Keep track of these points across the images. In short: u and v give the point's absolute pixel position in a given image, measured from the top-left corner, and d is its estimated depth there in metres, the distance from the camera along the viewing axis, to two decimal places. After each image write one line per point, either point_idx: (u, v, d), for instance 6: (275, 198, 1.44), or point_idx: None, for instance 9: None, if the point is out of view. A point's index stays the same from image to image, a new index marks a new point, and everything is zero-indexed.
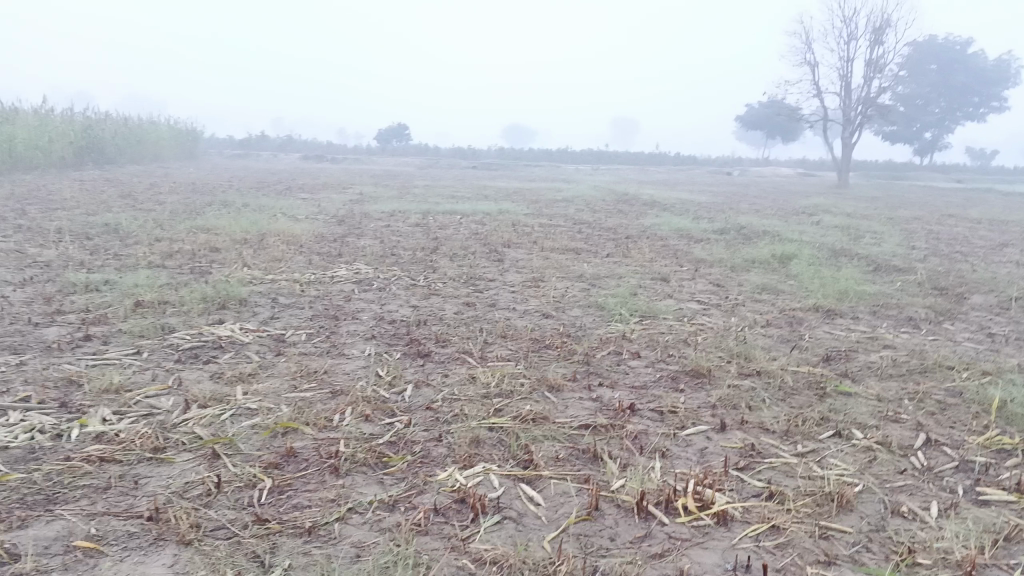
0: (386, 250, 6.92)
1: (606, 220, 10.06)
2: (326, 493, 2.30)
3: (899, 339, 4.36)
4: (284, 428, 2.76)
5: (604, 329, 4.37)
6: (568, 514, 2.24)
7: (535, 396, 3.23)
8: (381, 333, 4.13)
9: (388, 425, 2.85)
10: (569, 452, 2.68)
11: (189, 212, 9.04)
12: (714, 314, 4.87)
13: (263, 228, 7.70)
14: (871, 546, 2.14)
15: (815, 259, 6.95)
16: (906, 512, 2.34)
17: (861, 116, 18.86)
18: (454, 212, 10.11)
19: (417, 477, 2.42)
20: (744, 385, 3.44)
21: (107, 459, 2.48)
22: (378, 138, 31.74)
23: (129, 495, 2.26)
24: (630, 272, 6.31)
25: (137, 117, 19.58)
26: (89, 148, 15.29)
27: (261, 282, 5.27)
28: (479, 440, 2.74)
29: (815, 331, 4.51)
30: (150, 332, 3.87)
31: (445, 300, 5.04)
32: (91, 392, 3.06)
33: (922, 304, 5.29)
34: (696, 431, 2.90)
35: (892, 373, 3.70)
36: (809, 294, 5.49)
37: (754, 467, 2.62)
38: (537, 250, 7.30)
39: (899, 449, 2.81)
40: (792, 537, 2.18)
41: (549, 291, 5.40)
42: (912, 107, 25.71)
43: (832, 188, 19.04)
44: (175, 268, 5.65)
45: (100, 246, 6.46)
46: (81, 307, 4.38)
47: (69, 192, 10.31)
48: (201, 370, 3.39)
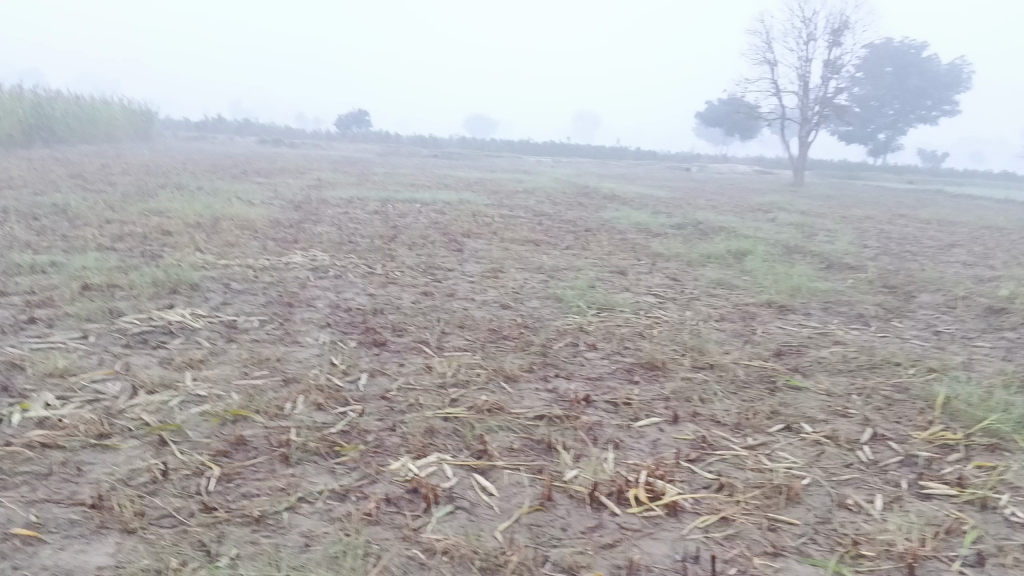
0: (344, 237, 6.86)
1: (566, 212, 10.10)
2: (277, 482, 2.26)
3: (849, 336, 4.45)
4: (235, 416, 2.72)
5: (561, 320, 4.38)
6: (521, 505, 2.24)
7: (491, 386, 3.23)
8: (337, 321, 4.08)
9: (341, 414, 2.82)
10: (524, 443, 2.68)
11: (142, 194, 8.85)
12: (670, 308, 4.92)
13: (217, 212, 7.56)
14: (818, 538, 2.18)
15: (769, 255, 7.06)
16: (852, 505, 2.38)
17: (818, 116, 19.18)
18: (414, 201, 10.06)
19: (369, 467, 2.40)
20: (697, 378, 3.48)
21: (49, 445, 2.41)
22: (338, 124, 31.42)
23: (71, 482, 2.20)
24: (588, 264, 6.35)
25: (90, 96, 19.11)
26: (38, 126, 14.87)
27: (214, 267, 5.18)
28: (433, 430, 2.72)
29: (768, 326, 4.58)
30: (97, 316, 3.77)
31: (402, 289, 5.01)
32: (34, 376, 2.97)
33: (872, 302, 5.40)
34: (649, 423, 2.93)
35: (842, 369, 3.77)
36: (763, 290, 5.57)
37: (705, 459, 2.65)
38: (497, 241, 7.29)
39: (846, 443, 2.86)
40: (741, 529, 2.20)
41: (508, 282, 5.40)
42: (868, 109, 26.11)
43: (788, 186, 19.35)
44: (125, 251, 5.52)
45: (48, 226, 6.29)
46: (25, 289, 4.25)
47: (17, 171, 10.02)
48: (149, 355, 3.32)
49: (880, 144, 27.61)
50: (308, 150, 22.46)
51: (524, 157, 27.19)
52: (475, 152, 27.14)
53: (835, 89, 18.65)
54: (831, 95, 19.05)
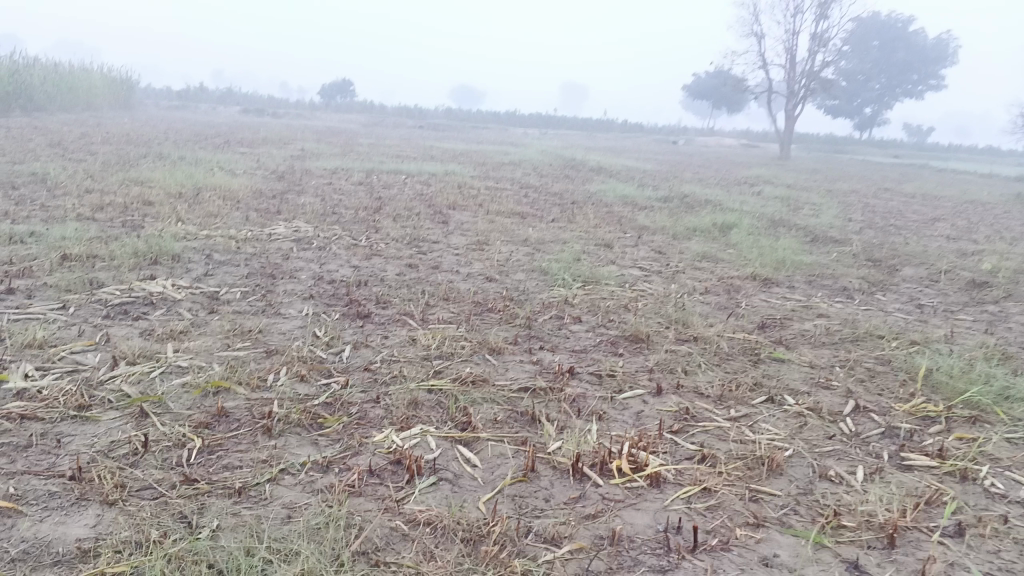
0: (328, 209, 6.80)
1: (552, 185, 10.07)
2: (258, 453, 2.25)
3: (833, 309, 4.46)
4: (216, 387, 2.69)
5: (546, 293, 4.37)
6: (504, 476, 2.24)
7: (475, 358, 3.22)
8: (320, 293, 4.05)
9: (324, 385, 2.81)
10: (507, 415, 2.67)
11: (123, 163, 8.73)
12: (656, 281, 4.91)
13: (199, 182, 7.47)
14: (800, 509, 2.19)
15: (755, 228, 7.07)
16: (834, 476, 2.40)
17: (804, 90, 19.14)
18: (399, 172, 9.99)
19: (353, 439, 2.39)
20: (682, 350, 3.49)
21: (28, 416, 2.38)
22: (322, 94, 31.08)
23: (50, 453, 2.18)
24: (574, 237, 6.32)
25: (69, 63, 18.78)
26: (16, 93, 14.61)
27: (196, 237, 5.12)
28: (417, 401, 2.72)
29: (752, 299, 4.59)
30: (77, 287, 3.72)
31: (387, 261, 4.97)
32: (12, 348, 2.93)
33: (856, 275, 5.42)
34: (633, 395, 2.93)
35: (825, 341, 3.78)
36: (748, 263, 5.57)
37: (689, 431, 2.65)
38: (482, 213, 7.25)
39: (829, 415, 2.88)
40: (723, 500, 2.21)
41: (493, 255, 5.38)
42: (854, 83, 26.36)
43: (774, 160, 19.33)
44: (105, 221, 5.44)
45: (26, 195, 6.19)
46: (4, 258, 4.19)
47: None
48: (130, 327, 3.28)
49: (866, 119, 27.61)
50: (292, 120, 22.23)
51: (511, 129, 27.03)
52: (462, 124, 26.96)
53: (822, 63, 18.60)
54: (818, 68, 19.00)
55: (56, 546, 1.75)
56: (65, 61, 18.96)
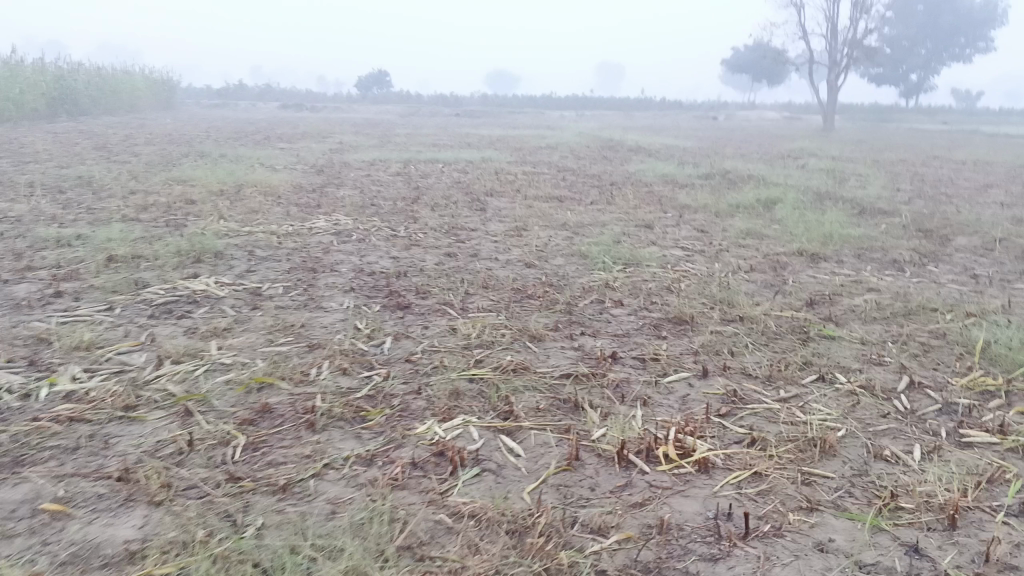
0: (367, 200, 6.82)
1: (590, 166, 9.97)
2: (302, 449, 2.25)
3: (884, 283, 4.33)
4: (259, 383, 2.71)
5: (587, 277, 4.32)
6: (548, 465, 2.21)
7: (516, 346, 3.19)
8: (360, 285, 4.06)
9: (366, 378, 2.81)
10: (550, 402, 2.64)
11: (165, 163, 8.87)
12: (698, 261, 4.82)
13: (240, 179, 7.55)
14: (855, 491, 2.12)
15: (799, 202, 6.91)
16: (890, 456, 2.32)
17: (847, 58, 18.65)
18: (436, 160, 9.98)
19: (395, 431, 2.38)
20: (727, 331, 3.41)
21: (77, 418, 2.42)
22: (359, 85, 31.24)
23: (99, 455, 2.21)
24: (614, 219, 6.25)
25: (111, 67, 19.14)
26: (62, 99, 14.93)
27: (238, 234, 5.17)
28: (459, 391, 2.70)
29: (799, 276, 4.47)
30: (122, 288, 3.77)
31: (426, 251, 4.96)
32: (61, 350, 2.98)
33: (907, 247, 5.25)
34: (678, 378, 2.87)
35: (876, 316, 3.67)
36: (794, 239, 5.44)
37: (736, 413, 2.59)
38: (520, 198, 7.21)
39: (882, 393, 2.79)
40: (774, 484, 2.15)
41: (531, 240, 5.33)
42: (899, 49, 25.62)
43: (818, 131, 18.90)
44: (149, 221, 5.52)
45: (73, 199, 6.31)
46: (52, 262, 4.27)
47: (42, 144, 10.08)
48: (174, 325, 3.31)
49: (912, 85, 26.84)
50: (329, 113, 22.37)
51: (547, 112, 26.86)
52: (498, 109, 26.87)
53: (864, 30, 18.10)
54: (860, 35, 18.49)
55: (104, 548, 1.77)
56: (107, 66, 19.32)
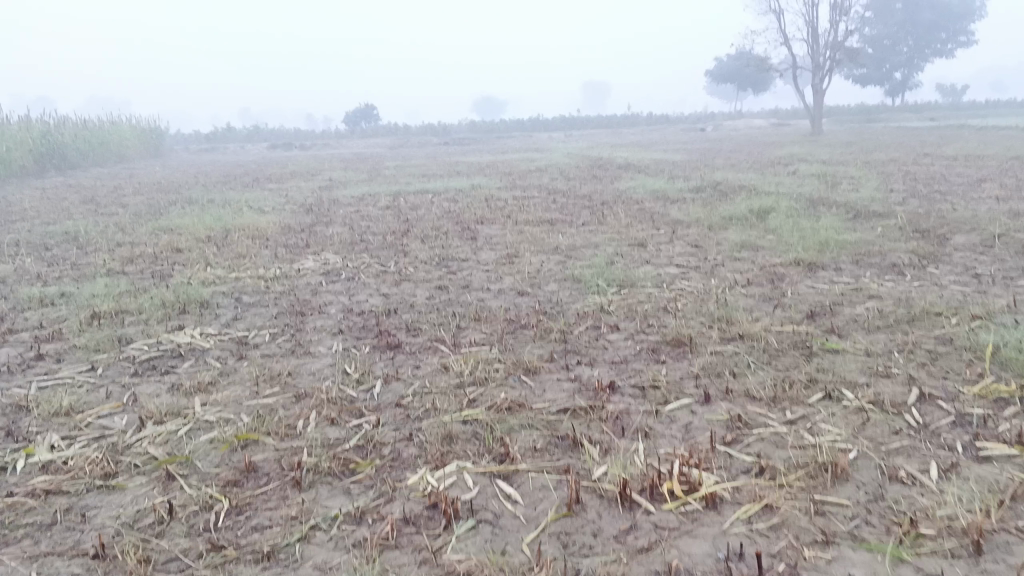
0: (356, 237, 6.74)
1: (580, 187, 9.91)
2: (288, 510, 2.14)
3: (884, 289, 4.23)
4: (244, 440, 2.60)
5: (581, 302, 4.22)
6: (548, 512, 2.10)
7: (511, 382, 3.08)
8: (350, 326, 3.96)
9: (356, 427, 2.70)
10: (548, 441, 2.53)
11: (154, 212, 8.79)
12: (694, 278, 4.72)
13: (228, 223, 7.47)
14: (871, 518, 2.01)
15: (793, 210, 6.83)
16: (906, 477, 2.21)
17: (830, 62, 18.67)
18: (426, 191, 9.91)
19: (386, 484, 2.27)
20: (727, 351, 3.31)
21: (53, 491, 2.31)
22: (347, 121, 31.33)
23: (75, 530, 2.09)
24: (607, 239, 6.16)
25: (98, 118, 19.15)
26: (50, 154, 14.90)
27: (225, 281, 5.07)
28: (452, 435, 2.59)
29: (798, 287, 4.38)
30: (106, 345, 3.67)
31: (416, 286, 4.86)
32: (40, 417, 2.87)
33: (905, 249, 5.16)
34: (679, 406, 2.76)
35: (879, 325, 3.57)
36: (790, 249, 5.34)
37: (742, 440, 2.48)
38: (511, 224, 7.12)
39: (892, 407, 2.68)
40: (787, 516, 2.04)
41: (524, 267, 5.24)
42: (881, 49, 25.69)
43: (806, 136, 18.88)
44: (135, 274, 5.42)
45: (59, 255, 6.22)
46: (35, 323, 4.16)
47: (30, 202, 10.02)
48: (158, 383, 3.21)
49: (896, 84, 26.91)
50: (319, 151, 22.37)
51: (536, 135, 26.88)
52: (487, 135, 26.87)
53: (845, 32, 18.15)
54: (841, 38, 18.54)
55: None
56: (94, 117, 19.33)
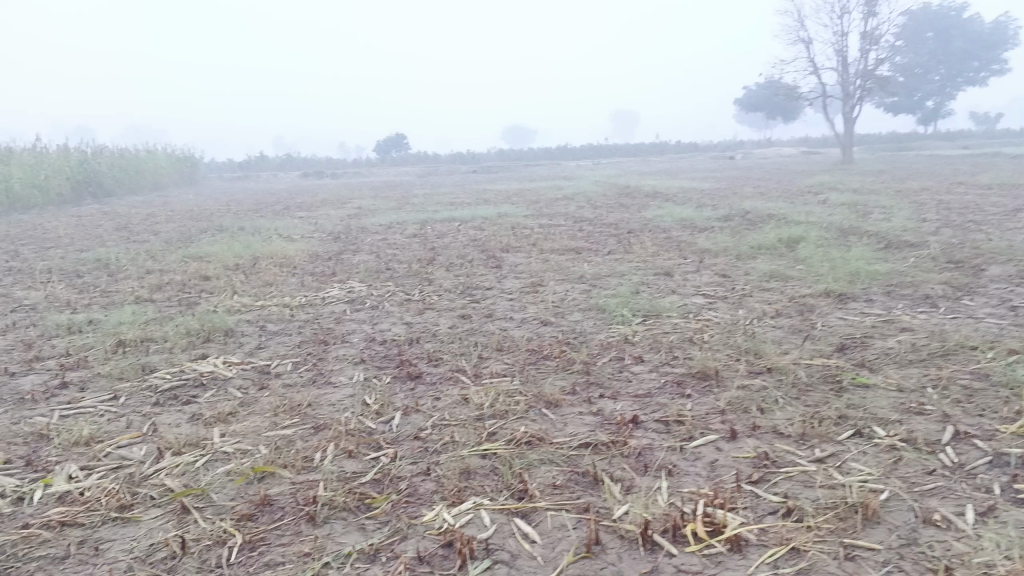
0: (382, 265, 6.76)
1: (607, 215, 9.88)
2: (301, 546, 2.11)
3: (917, 321, 4.13)
4: (261, 472, 2.57)
5: (605, 333, 4.17)
6: (566, 552, 2.05)
7: (532, 415, 3.03)
8: (372, 356, 3.94)
9: (373, 460, 2.66)
10: (568, 477, 2.48)
11: (184, 240, 8.90)
12: (722, 308, 4.65)
13: (256, 251, 7.53)
14: (903, 564, 1.93)
15: (822, 239, 6.74)
16: (940, 520, 2.12)
17: (860, 90, 18.55)
18: (453, 219, 9.94)
19: (401, 520, 2.23)
20: (755, 385, 3.23)
21: (68, 523, 2.29)
22: (376, 149, 31.68)
23: (87, 564, 2.08)
24: (632, 268, 6.11)
25: (134, 147, 19.53)
26: (87, 183, 15.19)
27: (250, 309, 5.10)
28: (470, 470, 2.54)
29: (827, 318, 4.29)
30: (129, 373, 3.67)
31: (439, 314, 4.85)
32: (60, 446, 2.86)
33: (938, 281, 5.05)
34: (704, 442, 2.69)
35: (912, 359, 3.47)
36: (819, 279, 5.25)
37: (769, 479, 2.41)
38: (536, 253, 7.10)
39: (926, 446, 2.59)
40: (814, 561, 1.97)
41: (548, 296, 5.21)
42: (913, 76, 25.48)
43: (837, 164, 18.71)
44: (163, 302, 5.46)
45: (90, 283, 6.30)
46: (62, 351, 4.19)
47: (65, 229, 10.19)
48: (179, 412, 3.20)
49: (928, 112, 26.66)
50: (348, 179, 22.62)
51: (564, 163, 26.96)
52: (515, 163, 26.99)
53: (876, 60, 18.01)
54: (872, 66, 18.39)
55: None
56: (131, 146, 19.72)
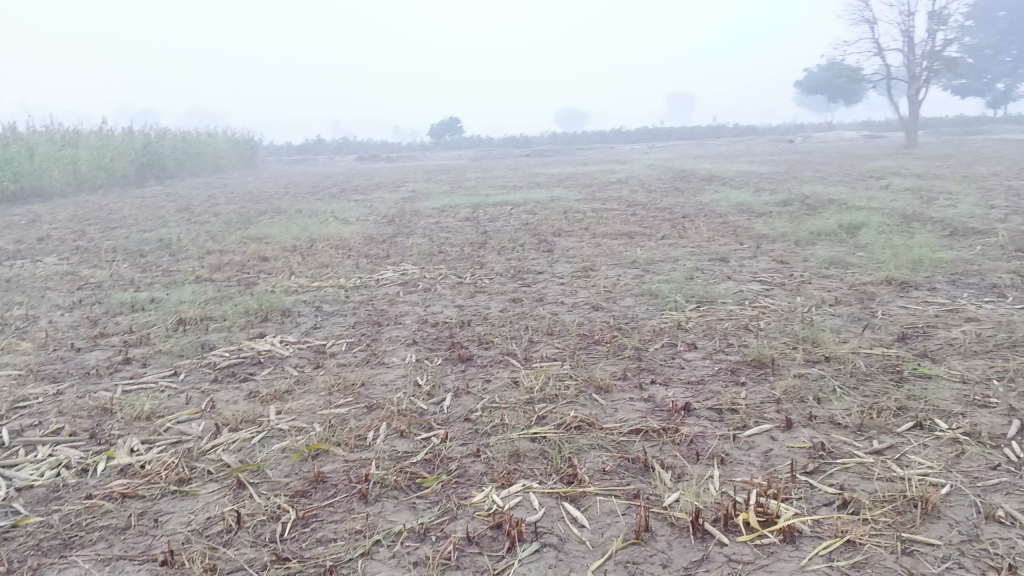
0: (435, 248, 6.79)
1: (662, 199, 9.76)
2: (352, 523, 2.14)
3: (983, 311, 3.99)
4: (315, 450, 2.61)
5: (658, 318, 4.13)
6: (615, 538, 2.04)
7: (582, 399, 3.02)
8: (424, 338, 3.97)
9: (424, 440, 2.68)
10: (618, 463, 2.46)
11: (242, 221, 9.07)
12: (778, 295, 4.56)
13: (311, 233, 7.64)
14: (964, 561, 1.88)
15: (885, 225, 6.55)
16: (1004, 516, 2.05)
17: (927, 72, 17.94)
18: (505, 203, 9.93)
19: (451, 501, 2.24)
20: (811, 374, 3.16)
21: (129, 495, 2.36)
22: (430, 133, 31.79)
23: (146, 535, 2.14)
24: (687, 254, 6.03)
25: (195, 130, 19.96)
26: (150, 165, 15.59)
27: (306, 290, 5.17)
28: (520, 453, 2.55)
29: (888, 307, 4.17)
30: (188, 351, 3.76)
31: (491, 298, 4.86)
32: (122, 420, 2.95)
33: (1006, 270, 4.87)
34: (758, 431, 2.65)
35: (977, 350, 3.36)
36: (880, 266, 5.11)
37: (825, 470, 2.36)
38: (589, 237, 7.05)
39: (990, 440, 2.50)
40: (871, 555, 1.93)
41: (600, 281, 5.17)
42: (983, 58, 24.58)
43: (901, 149, 18.17)
44: (222, 281, 5.58)
45: (152, 262, 6.47)
46: (125, 327, 4.32)
47: (129, 210, 10.47)
48: (236, 390, 3.27)
49: (999, 94, 25.69)
50: (402, 162, 22.78)
51: (618, 146, 26.72)
52: (570, 147, 26.84)
53: (944, 41, 17.38)
54: (940, 46, 17.75)
55: None
56: (192, 128, 20.15)
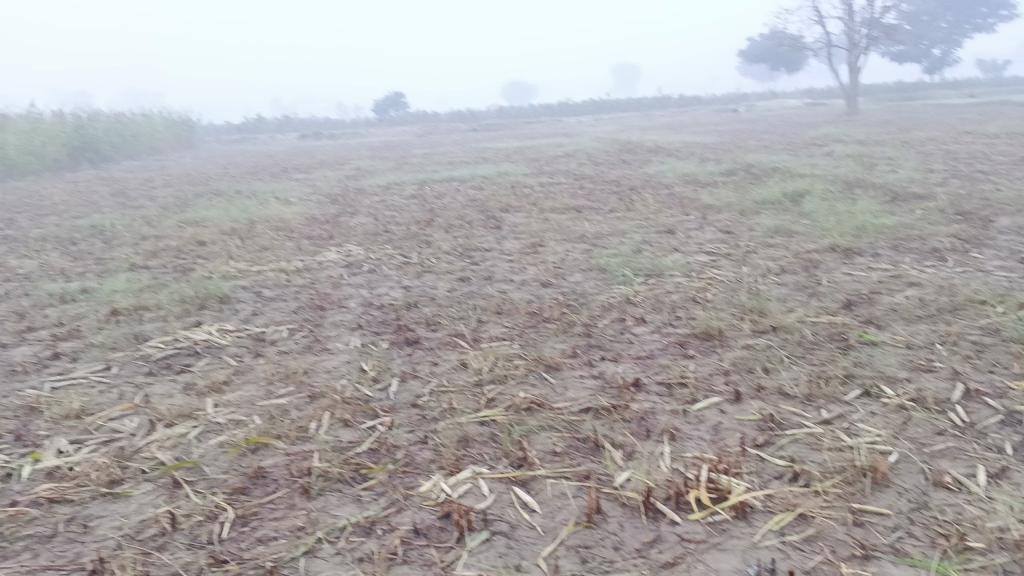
0: (379, 227, 6.65)
1: (608, 172, 9.74)
2: (294, 520, 2.06)
3: (925, 275, 4.04)
4: (254, 444, 2.51)
5: (606, 293, 4.09)
6: (566, 522, 1.99)
7: (531, 379, 2.96)
8: (369, 321, 3.86)
9: (369, 429, 2.60)
10: (568, 443, 2.42)
11: (180, 205, 8.79)
12: (725, 265, 4.55)
13: (252, 215, 7.43)
14: (914, 530, 1.88)
15: (828, 192, 6.62)
16: (951, 482, 2.06)
17: (866, 39, 18.18)
18: (452, 179, 9.80)
19: (397, 491, 2.18)
20: (759, 344, 3.15)
21: (57, 500, 2.24)
22: (375, 108, 31.28)
23: (76, 541, 2.03)
24: (634, 226, 6.00)
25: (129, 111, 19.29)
26: (83, 148, 15.03)
27: (247, 275, 5.01)
28: (468, 438, 2.48)
29: (833, 274, 4.20)
30: (122, 343, 3.60)
31: (438, 277, 4.76)
32: (50, 420, 2.80)
33: (946, 233, 4.94)
34: (707, 405, 2.63)
35: (920, 315, 3.39)
36: (825, 234, 5.14)
37: (774, 443, 2.34)
38: (537, 212, 6.98)
39: (936, 405, 2.52)
40: (822, 528, 1.91)
41: (548, 257, 5.11)
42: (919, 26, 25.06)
43: (842, 115, 18.43)
44: (158, 268, 5.38)
45: (84, 250, 6.20)
46: (54, 320, 4.12)
47: (61, 196, 10.07)
48: (172, 382, 3.14)
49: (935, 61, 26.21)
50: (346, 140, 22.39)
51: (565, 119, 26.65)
52: (516, 121, 26.66)
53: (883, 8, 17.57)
54: (879, 14, 17.94)
55: None
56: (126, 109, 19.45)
